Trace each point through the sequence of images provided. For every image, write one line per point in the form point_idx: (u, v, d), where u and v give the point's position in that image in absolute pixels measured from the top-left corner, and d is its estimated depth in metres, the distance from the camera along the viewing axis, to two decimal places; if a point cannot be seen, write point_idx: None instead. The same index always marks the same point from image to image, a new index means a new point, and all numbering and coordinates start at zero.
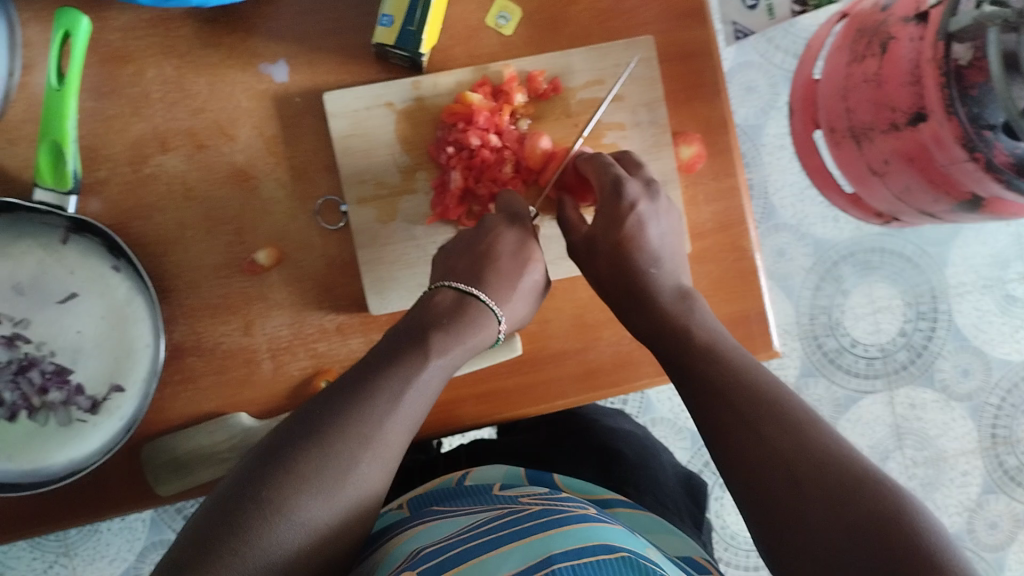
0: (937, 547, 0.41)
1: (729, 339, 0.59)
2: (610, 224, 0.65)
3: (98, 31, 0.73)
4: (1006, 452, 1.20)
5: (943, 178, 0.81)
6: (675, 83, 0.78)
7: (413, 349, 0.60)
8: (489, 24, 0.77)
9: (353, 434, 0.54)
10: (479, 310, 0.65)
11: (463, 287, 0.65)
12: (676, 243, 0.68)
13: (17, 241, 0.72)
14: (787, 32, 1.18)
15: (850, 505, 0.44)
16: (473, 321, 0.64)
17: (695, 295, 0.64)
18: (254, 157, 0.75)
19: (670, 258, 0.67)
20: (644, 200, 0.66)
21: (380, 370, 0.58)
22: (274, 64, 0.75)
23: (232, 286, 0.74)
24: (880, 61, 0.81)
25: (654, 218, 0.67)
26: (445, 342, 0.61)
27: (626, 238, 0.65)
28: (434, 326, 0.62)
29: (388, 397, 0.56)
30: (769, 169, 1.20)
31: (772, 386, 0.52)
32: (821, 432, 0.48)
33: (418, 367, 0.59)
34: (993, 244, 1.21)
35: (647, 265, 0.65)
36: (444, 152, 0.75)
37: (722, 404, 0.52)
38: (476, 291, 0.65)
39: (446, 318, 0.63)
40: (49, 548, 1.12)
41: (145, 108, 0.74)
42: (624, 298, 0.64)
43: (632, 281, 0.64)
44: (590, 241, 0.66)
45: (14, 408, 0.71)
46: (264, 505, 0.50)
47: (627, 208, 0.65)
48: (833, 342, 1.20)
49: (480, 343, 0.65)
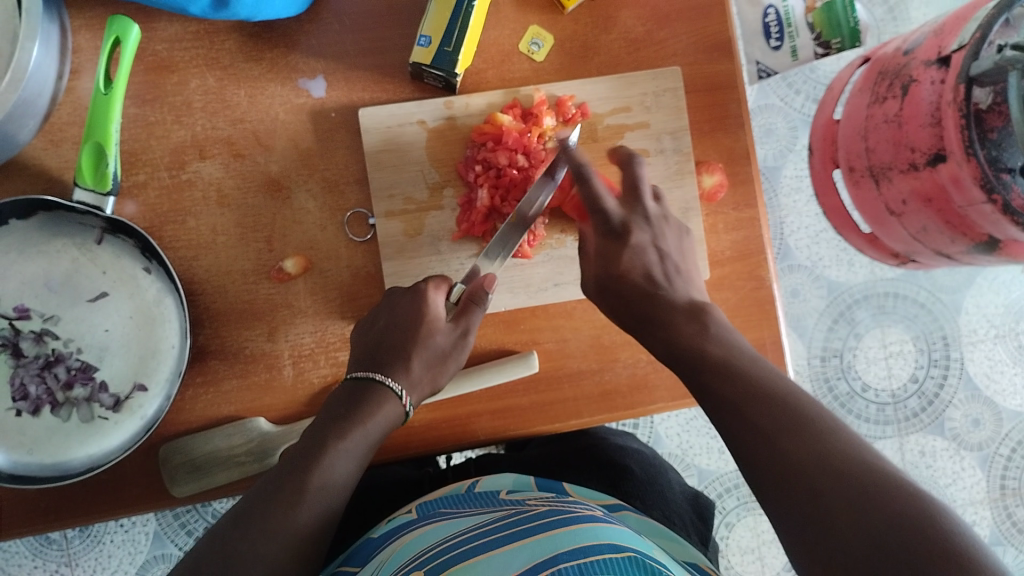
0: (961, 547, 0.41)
1: (747, 351, 0.60)
2: (608, 261, 0.70)
3: (147, 41, 0.76)
4: (1015, 503, 1.20)
5: (960, 219, 0.82)
6: (700, 114, 0.80)
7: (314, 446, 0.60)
8: (522, 50, 0.79)
9: (268, 524, 0.54)
10: (381, 393, 0.64)
11: (358, 372, 0.65)
12: (687, 263, 0.72)
13: (53, 239, 0.73)
14: (808, 77, 1.20)
15: (870, 515, 0.44)
16: (370, 402, 0.63)
17: (710, 308, 0.65)
18: (288, 168, 0.77)
19: (678, 262, 0.71)
20: (642, 231, 0.71)
21: (288, 466, 0.58)
22: (312, 79, 0.78)
23: (259, 292, 0.76)
24: (901, 103, 0.83)
25: (653, 248, 0.71)
26: (345, 438, 0.60)
27: (625, 270, 0.69)
28: (339, 422, 0.61)
29: (279, 483, 0.57)
30: (786, 210, 1.21)
31: (787, 393, 0.54)
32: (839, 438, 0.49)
33: (319, 462, 0.58)
34: (1007, 294, 1.21)
35: (657, 287, 0.68)
36: (473, 171, 0.77)
37: (742, 418, 0.54)
38: (378, 375, 0.65)
39: (345, 411, 0.62)
40: (50, 557, 1.13)
41: (186, 116, 0.76)
42: (640, 326, 0.66)
43: (646, 304, 0.67)
44: (598, 282, 0.71)
45: (38, 402, 0.73)
46: None
47: (628, 244, 0.70)
48: (843, 386, 1.21)
49: (384, 429, 0.63)
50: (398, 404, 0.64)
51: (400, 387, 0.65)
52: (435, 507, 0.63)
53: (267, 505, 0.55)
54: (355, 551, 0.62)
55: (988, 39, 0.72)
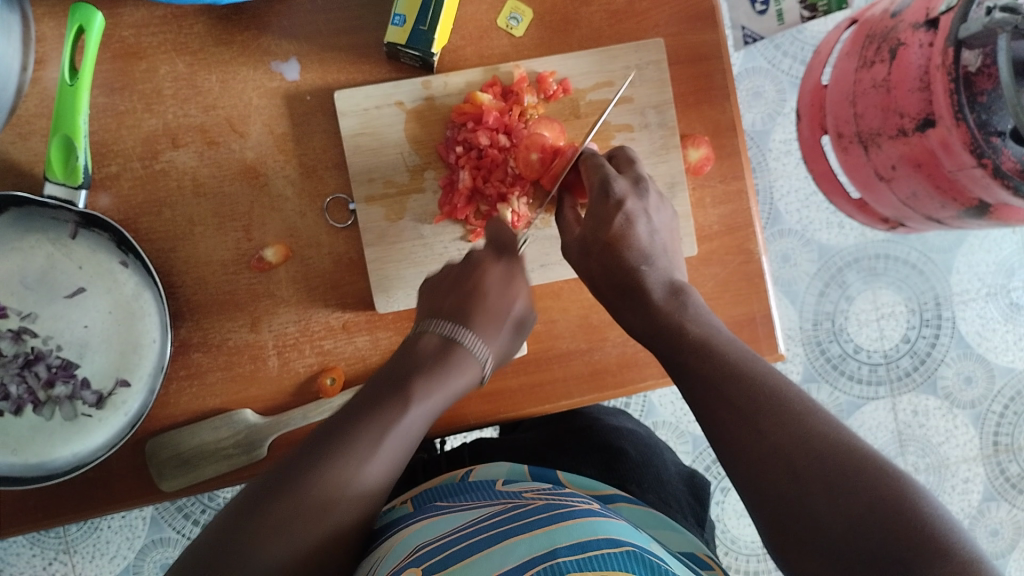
0: (938, 528, 0.42)
1: (723, 333, 0.58)
2: (598, 224, 0.65)
3: (113, 27, 0.74)
4: (1007, 459, 1.20)
5: (950, 184, 0.81)
6: (684, 86, 0.78)
7: (392, 398, 0.60)
8: (501, 26, 0.77)
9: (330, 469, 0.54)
10: (463, 354, 0.65)
11: (449, 330, 0.66)
12: (669, 238, 0.69)
13: (27, 235, 0.72)
14: (795, 38, 1.18)
15: (847, 497, 0.44)
16: (452, 363, 0.64)
17: (688, 288, 0.63)
18: (264, 154, 0.75)
19: (665, 240, 0.68)
20: (632, 197, 0.66)
21: (358, 412, 0.59)
22: (285, 62, 0.76)
23: (240, 282, 0.75)
24: (889, 67, 0.81)
25: (642, 215, 0.67)
26: (418, 396, 0.61)
27: (615, 238, 0.65)
28: (418, 375, 0.62)
29: (352, 432, 0.57)
30: (775, 175, 1.20)
31: (766, 374, 0.52)
32: (819, 420, 0.48)
33: (397, 415, 0.59)
34: (997, 252, 1.21)
35: (638, 263, 0.64)
36: (453, 152, 0.75)
37: (719, 396, 0.52)
38: (461, 334, 0.66)
39: (426, 368, 0.63)
40: (48, 544, 1.12)
41: (157, 104, 0.74)
42: (617, 295, 0.65)
43: (624, 277, 0.64)
44: (583, 245, 0.67)
45: (20, 401, 0.71)
46: (242, 541, 0.51)
47: (614, 207, 0.66)
48: (835, 348, 1.20)
49: (463, 391, 0.65)
50: (475, 361, 0.66)
51: (485, 356, 0.67)
52: (429, 500, 0.62)
53: (331, 454, 0.55)
54: None
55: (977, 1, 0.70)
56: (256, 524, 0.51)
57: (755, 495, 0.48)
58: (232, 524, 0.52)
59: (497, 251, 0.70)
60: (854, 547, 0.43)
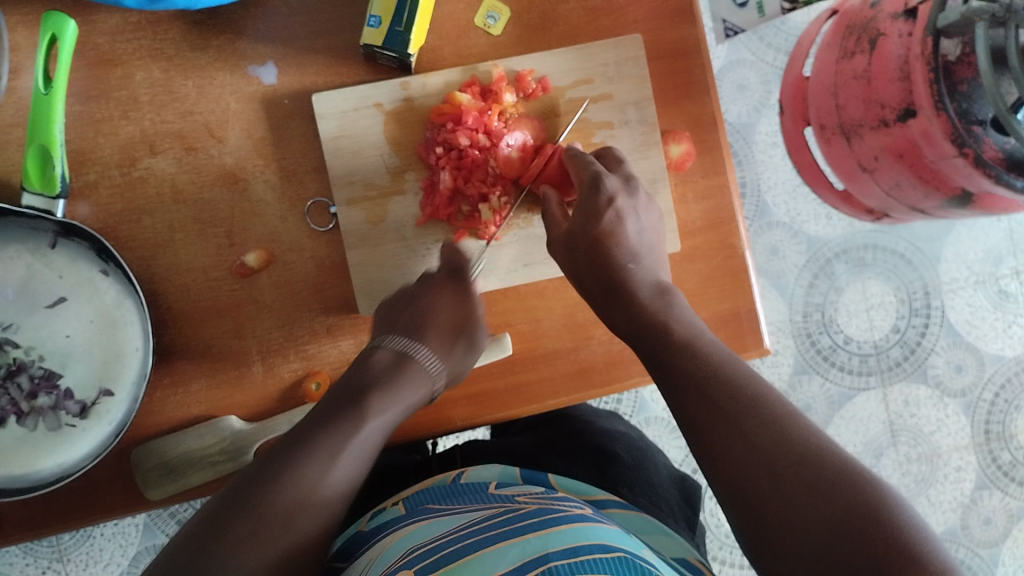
0: (914, 539, 0.42)
1: (708, 333, 0.59)
2: (587, 221, 0.66)
3: (86, 34, 0.73)
4: (999, 447, 1.21)
5: (932, 174, 0.81)
6: (663, 81, 0.78)
7: (348, 411, 0.63)
8: (478, 24, 0.77)
9: (295, 484, 0.57)
10: (416, 369, 0.69)
11: (400, 345, 0.69)
12: (654, 239, 0.69)
13: (7, 246, 0.71)
14: (778, 30, 1.18)
15: (827, 500, 0.44)
16: (406, 378, 0.68)
17: (673, 289, 0.64)
18: (244, 159, 0.75)
19: (651, 242, 0.68)
20: (622, 194, 0.67)
21: (318, 424, 0.62)
22: (262, 66, 0.75)
23: (221, 288, 0.74)
24: (869, 58, 0.81)
25: (632, 214, 0.68)
26: (374, 413, 0.64)
27: (603, 233, 0.65)
28: (373, 387, 0.65)
29: (313, 443, 0.60)
30: (761, 167, 1.20)
31: (750, 377, 0.53)
32: (799, 423, 0.49)
33: (353, 428, 0.62)
34: (985, 240, 1.21)
35: (625, 260, 0.65)
36: (433, 153, 0.75)
37: (699, 395, 0.52)
38: (412, 348, 0.70)
39: (380, 380, 0.66)
40: (41, 553, 1.11)
41: (134, 111, 0.74)
42: (601, 293, 0.65)
43: (610, 275, 0.64)
44: (569, 239, 0.67)
45: (3, 413, 0.71)
46: (209, 555, 0.53)
47: (604, 204, 0.66)
48: (825, 339, 1.20)
49: (415, 407, 0.68)
50: (426, 375, 0.69)
51: (437, 369, 0.71)
52: (421, 502, 0.62)
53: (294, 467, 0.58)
54: (345, 544, 0.62)
55: None
56: (218, 549, 0.53)
57: (732, 494, 0.48)
58: (203, 532, 0.54)
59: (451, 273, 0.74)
60: (833, 554, 0.42)
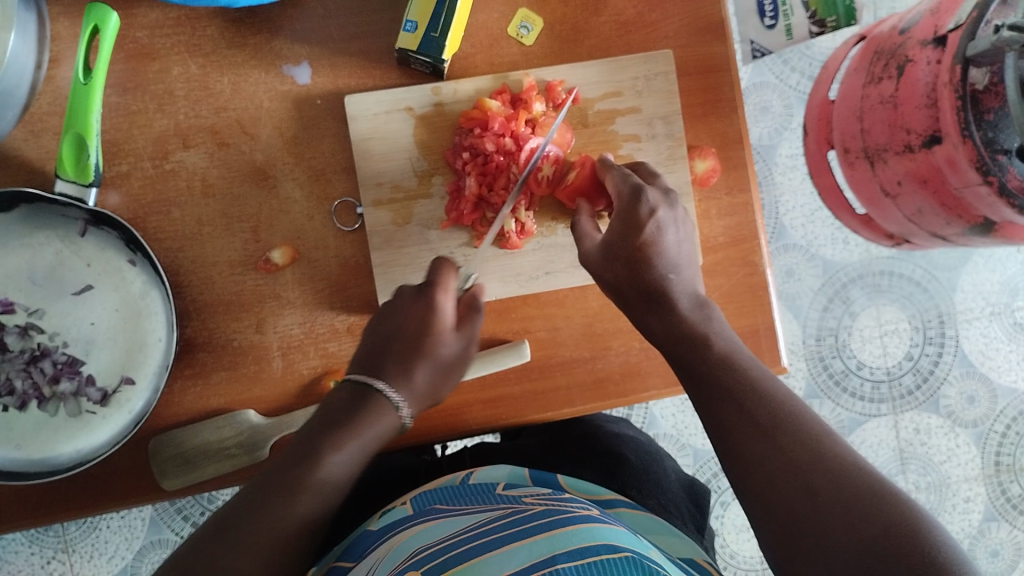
0: (951, 558, 0.42)
1: (746, 351, 0.59)
2: (626, 232, 0.65)
3: (127, 28, 0.75)
4: (1009, 480, 1.20)
5: (955, 202, 0.81)
6: (691, 97, 0.79)
7: (303, 457, 0.59)
8: (511, 34, 0.77)
9: (241, 534, 0.55)
10: (378, 403, 0.62)
11: (361, 378, 0.63)
12: (692, 253, 0.68)
13: (36, 231, 0.72)
14: (804, 54, 1.18)
15: (862, 522, 0.44)
16: (369, 413, 0.62)
17: (710, 304, 0.64)
18: (274, 157, 0.76)
19: (687, 257, 0.67)
20: (663, 206, 0.66)
21: (273, 473, 0.59)
22: (297, 65, 0.76)
23: (246, 283, 0.75)
24: (896, 83, 0.82)
25: (672, 225, 0.66)
26: (329, 454, 0.60)
27: (645, 244, 0.65)
28: (330, 429, 0.61)
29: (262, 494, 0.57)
30: (781, 189, 1.20)
31: (779, 395, 0.53)
32: (835, 441, 0.49)
33: (307, 474, 0.58)
34: (1003, 271, 1.21)
35: (665, 271, 0.64)
36: (460, 158, 0.76)
37: (739, 407, 0.53)
38: (373, 381, 0.63)
39: (340, 417, 0.61)
40: (48, 543, 1.12)
41: (169, 105, 0.75)
42: (644, 301, 0.64)
43: (652, 285, 0.64)
44: (608, 248, 0.66)
45: (25, 397, 0.72)
46: None
47: (646, 215, 0.65)
48: (838, 364, 1.20)
49: (382, 441, 0.63)
50: (390, 408, 0.63)
51: (400, 402, 0.63)
52: (431, 502, 0.62)
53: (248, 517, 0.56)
54: (353, 542, 0.62)
55: (985, 20, 0.70)
56: None
57: (761, 507, 0.49)
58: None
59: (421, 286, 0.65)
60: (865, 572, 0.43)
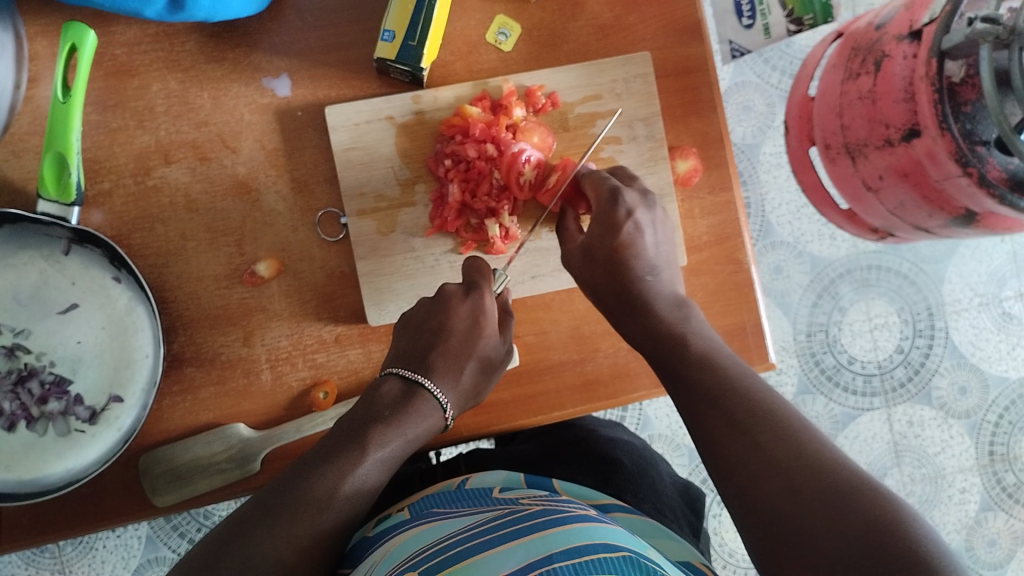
0: (931, 553, 0.41)
1: (724, 347, 0.60)
2: (604, 235, 0.66)
3: (105, 45, 0.75)
4: (1003, 469, 1.20)
5: (937, 194, 0.81)
6: (671, 98, 0.79)
7: (351, 444, 0.60)
8: (489, 40, 0.78)
9: (279, 523, 0.55)
10: (425, 402, 0.64)
11: (409, 374, 0.65)
12: (670, 253, 0.69)
13: (20, 252, 0.72)
14: (783, 52, 1.19)
15: (844, 513, 0.44)
16: (416, 410, 0.63)
17: (688, 304, 0.64)
18: (256, 169, 0.76)
19: (665, 257, 0.68)
20: (641, 208, 0.67)
21: (315, 461, 0.59)
22: (277, 78, 0.76)
23: (232, 296, 0.75)
24: (874, 78, 0.82)
25: (650, 226, 0.67)
26: (375, 448, 0.60)
27: (621, 245, 0.65)
28: (377, 422, 0.61)
29: (303, 477, 0.57)
30: (766, 187, 1.21)
31: (764, 394, 0.53)
32: (814, 437, 0.49)
33: (352, 464, 0.58)
34: (989, 262, 1.21)
35: (643, 273, 0.65)
36: (442, 165, 0.76)
37: (721, 407, 0.53)
38: (421, 377, 0.65)
39: (390, 410, 0.62)
40: (43, 565, 1.12)
41: (150, 121, 0.75)
42: (616, 304, 0.66)
43: (629, 290, 0.65)
44: (587, 250, 0.67)
45: (14, 417, 0.72)
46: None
47: (623, 216, 0.66)
48: (830, 359, 1.20)
49: (422, 439, 0.64)
50: (435, 406, 0.65)
51: (446, 400, 0.66)
52: (428, 506, 0.62)
53: (285, 506, 0.56)
54: (350, 550, 0.61)
55: (958, 12, 0.71)
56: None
57: (748, 506, 0.49)
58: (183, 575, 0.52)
59: (466, 287, 0.69)
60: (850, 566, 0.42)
